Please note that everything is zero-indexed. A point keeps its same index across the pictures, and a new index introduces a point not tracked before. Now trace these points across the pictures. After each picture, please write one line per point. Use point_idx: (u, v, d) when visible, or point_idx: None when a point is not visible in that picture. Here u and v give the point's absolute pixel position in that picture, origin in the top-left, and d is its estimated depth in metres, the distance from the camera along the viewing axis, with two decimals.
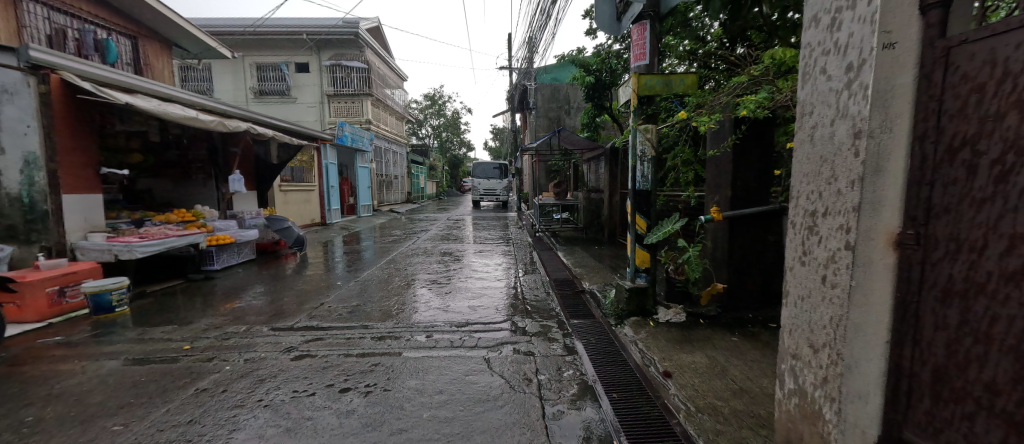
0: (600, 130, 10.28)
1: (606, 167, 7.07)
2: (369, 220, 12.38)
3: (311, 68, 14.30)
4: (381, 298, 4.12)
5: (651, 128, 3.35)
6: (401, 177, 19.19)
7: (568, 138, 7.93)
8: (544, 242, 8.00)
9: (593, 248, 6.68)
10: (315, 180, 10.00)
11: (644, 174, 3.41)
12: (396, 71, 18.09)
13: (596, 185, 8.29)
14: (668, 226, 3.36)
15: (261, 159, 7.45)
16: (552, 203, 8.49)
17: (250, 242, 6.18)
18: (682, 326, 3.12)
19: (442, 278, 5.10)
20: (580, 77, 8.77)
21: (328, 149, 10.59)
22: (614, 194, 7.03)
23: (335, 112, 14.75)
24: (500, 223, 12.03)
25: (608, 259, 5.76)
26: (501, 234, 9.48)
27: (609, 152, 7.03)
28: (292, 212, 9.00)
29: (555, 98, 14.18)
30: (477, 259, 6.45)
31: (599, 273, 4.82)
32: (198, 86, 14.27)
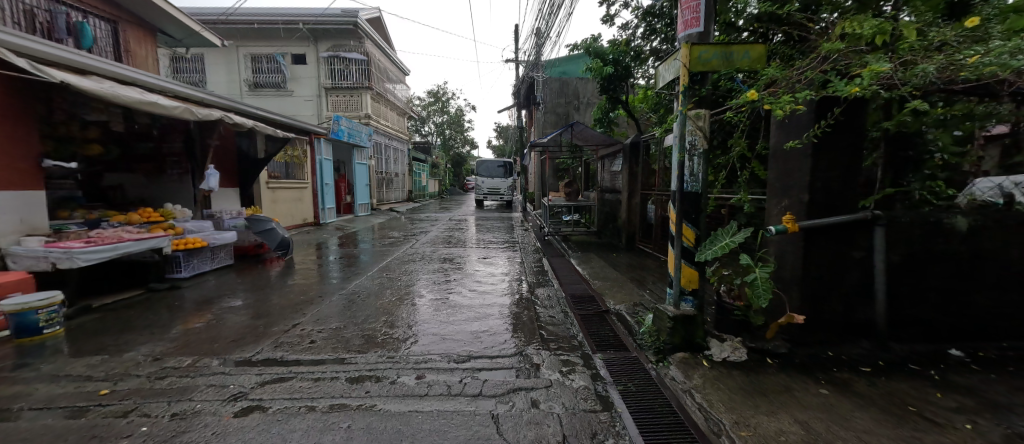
0: (613, 126, 9.70)
1: (625, 165, 6.39)
2: (366, 220, 11.74)
3: (308, 60, 13.67)
4: (366, 318, 3.45)
5: (704, 115, 2.64)
6: (401, 175, 18.54)
7: (581, 133, 7.22)
8: (554, 246, 7.32)
9: (610, 256, 5.97)
10: (308, 177, 9.34)
11: (693, 172, 2.70)
12: (398, 65, 17.47)
13: (610, 185, 7.61)
14: (723, 240, 2.65)
15: (245, 154, 6.80)
16: (562, 204, 7.81)
17: (226, 246, 5.51)
18: (746, 369, 2.41)
19: (439, 291, 4.38)
20: (597, 68, 8.12)
21: (322, 144, 9.93)
22: (634, 195, 6.35)
23: (333, 106, 14.10)
24: (505, 224, 11.38)
25: (631, 269, 5.05)
26: (506, 237, 8.82)
27: (629, 148, 6.34)
28: (282, 212, 8.33)
29: (563, 93, 13.54)
30: (479, 266, 5.73)
31: (624, 289, 4.12)
32: (190, 78, 13.65)
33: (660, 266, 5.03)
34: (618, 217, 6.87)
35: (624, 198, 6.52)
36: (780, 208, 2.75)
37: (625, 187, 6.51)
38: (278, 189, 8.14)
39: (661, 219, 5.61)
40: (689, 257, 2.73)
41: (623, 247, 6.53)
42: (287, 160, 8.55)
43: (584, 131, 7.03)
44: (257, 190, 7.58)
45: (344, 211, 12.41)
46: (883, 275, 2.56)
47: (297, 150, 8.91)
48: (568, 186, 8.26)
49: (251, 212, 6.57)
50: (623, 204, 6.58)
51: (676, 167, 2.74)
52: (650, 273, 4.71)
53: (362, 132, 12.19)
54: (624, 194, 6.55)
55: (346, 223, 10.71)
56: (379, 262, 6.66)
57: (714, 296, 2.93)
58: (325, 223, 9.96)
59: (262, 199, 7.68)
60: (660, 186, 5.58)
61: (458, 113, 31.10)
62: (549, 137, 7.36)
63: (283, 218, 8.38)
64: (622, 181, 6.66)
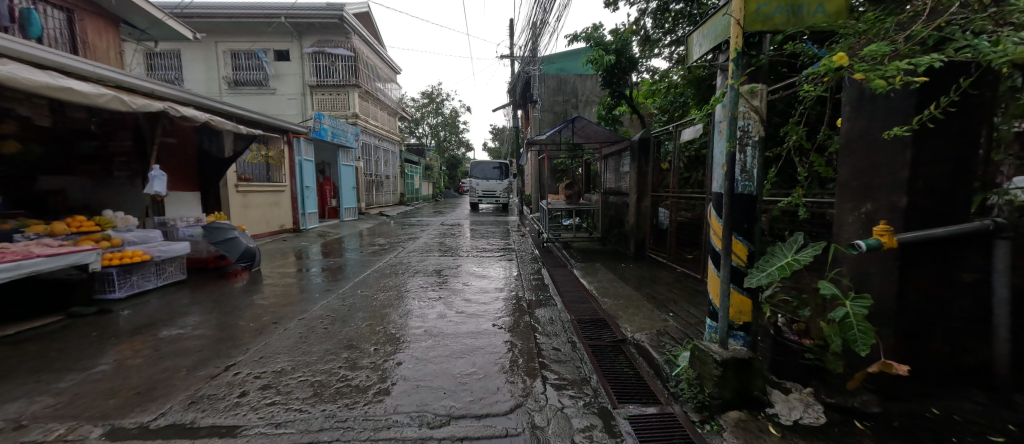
0: (616, 124, 9.10)
1: (634, 164, 5.71)
2: (353, 225, 10.99)
3: (292, 56, 12.97)
4: (324, 354, 2.73)
5: (760, 91, 1.98)
6: (393, 177, 17.78)
7: (581, 130, 6.54)
8: (555, 254, 6.62)
9: (619, 266, 5.27)
10: (286, 180, 8.59)
11: (745, 167, 2.03)
12: (389, 63, 16.81)
13: (615, 186, 6.92)
14: (783, 258, 1.97)
15: (206, 154, 6.06)
16: (563, 208, 7.13)
17: (178, 259, 4.81)
18: (832, 441, 1.73)
19: (420, 313, 3.66)
20: (599, 59, 7.66)
21: (303, 143, 9.20)
22: (644, 197, 5.67)
23: (318, 104, 13.37)
24: (500, 229, 10.68)
25: (645, 283, 4.35)
26: (501, 243, 8.12)
27: (637, 145, 5.65)
28: (256, 218, 7.58)
29: (561, 90, 12.91)
30: (470, 279, 5.01)
31: (642, 310, 3.43)
32: (166, 75, 12.88)
33: (679, 280, 4.34)
34: (625, 222, 6.20)
35: (633, 201, 5.83)
36: (859, 216, 2.09)
37: (633, 189, 5.83)
38: (250, 192, 7.39)
39: (677, 224, 4.92)
40: (741, 281, 2.06)
41: (632, 256, 5.83)
42: (261, 160, 7.80)
43: (586, 127, 6.35)
44: (225, 193, 6.83)
45: (329, 215, 11.66)
46: (1009, 306, 1.89)
47: (273, 150, 8.17)
48: (568, 188, 7.57)
49: (213, 219, 5.85)
50: (631, 207, 5.89)
51: (724, 162, 2.06)
52: (670, 288, 4.00)
53: (348, 132, 11.46)
54: (631, 197, 5.86)
55: (330, 229, 9.96)
56: (360, 274, 5.92)
57: (770, 329, 2.25)
58: (306, 229, 9.20)
59: (232, 203, 6.92)
60: (675, 187, 4.90)
61: (452, 114, 30.41)
62: (548, 133, 6.61)
63: (257, 224, 7.62)
64: (630, 182, 5.98)
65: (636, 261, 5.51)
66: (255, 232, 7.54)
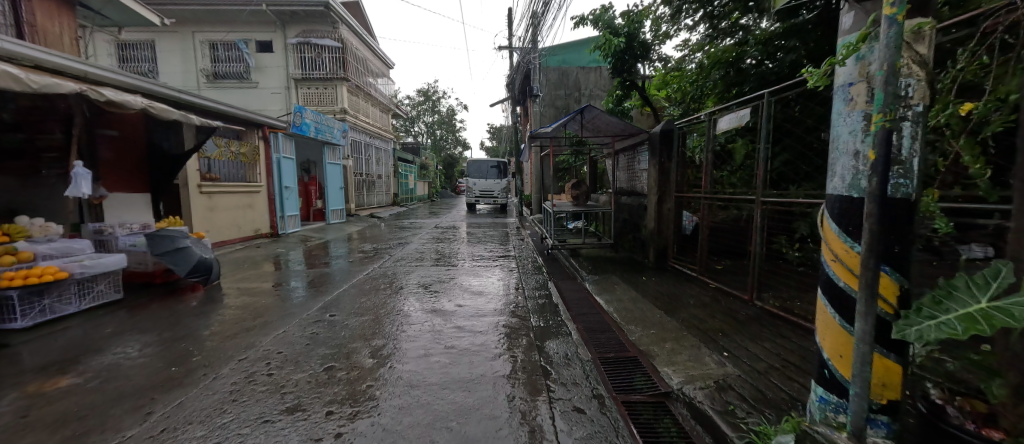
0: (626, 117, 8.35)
1: (654, 160, 4.93)
2: (340, 228, 10.17)
3: (275, 47, 12.17)
4: (254, 427, 1.92)
5: (934, 31, 1.21)
6: (385, 176, 16.95)
7: (591, 123, 5.73)
8: (561, 263, 5.82)
9: (639, 278, 4.48)
10: (262, 179, 7.76)
11: (897, 155, 1.26)
12: (381, 56, 16.00)
13: (628, 185, 6.15)
14: (971, 304, 1.19)
15: (158, 149, 5.24)
16: (568, 210, 6.36)
17: (112, 274, 4.00)
18: None
19: (396, 349, 2.85)
20: (607, 44, 6.89)
21: (282, 139, 8.37)
22: (665, 199, 4.89)
23: (303, 99, 12.51)
24: (499, 232, 9.90)
25: (676, 302, 3.56)
26: (500, 250, 7.34)
27: (658, 138, 4.86)
28: (224, 222, 6.75)
29: (563, 83, 12.15)
30: (464, 295, 4.22)
31: (686, 347, 2.64)
32: (139, 67, 12.07)
33: (720, 299, 3.55)
34: (642, 226, 5.41)
35: (652, 202, 5.04)
36: None
37: (652, 189, 5.04)
38: (217, 194, 6.56)
39: (710, 229, 4.12)
40: (889, 336, 1.29)
41: (651, 266, 5.03)
42: (231, 158, 6.96)
43: (596, 118, 5.57)
44: (185, 194, 6.00)
45: (315, 217, 10.84)
46: None
47: (246, 146, 7.32)
48: (574, 188, 6.76)
49: (166, 224, 5.06)
50: (650, 210, 5.10)
51: (868, 147, 1.28)
52: (712, 313, 3.21)
53: (335, 127, 10.61)
54: (650, 198, 5.07)
55: (312, 233, 9.12)
56: (339, 285, 5.11)
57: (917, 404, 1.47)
58: (286, 233, 8.37)
59: (193, 206, 6.09)
60: (707, 186, 4.08)
61: (448, 112, 29.62)
62: (553, 126, 5.68)
63: (226, 229, 6.79)
64: (648, 180, 5.18)
65: (658, 272, 4.72)
66: (223, 238, 6.72)
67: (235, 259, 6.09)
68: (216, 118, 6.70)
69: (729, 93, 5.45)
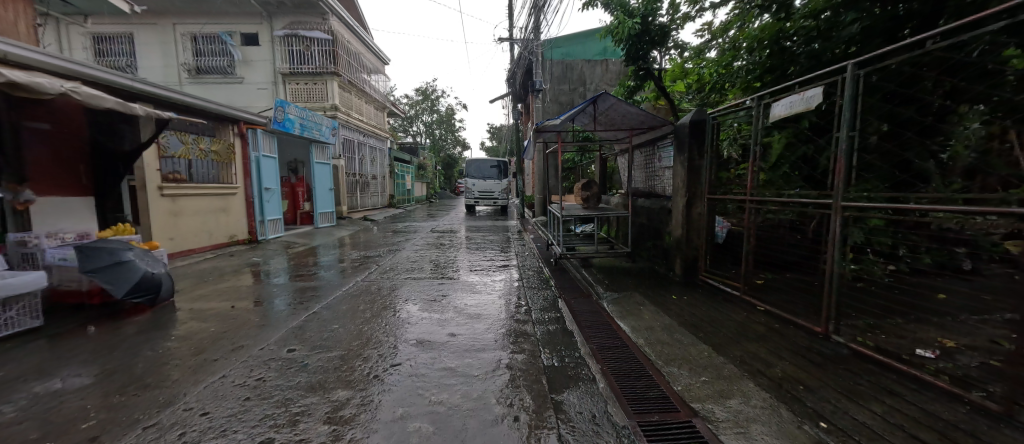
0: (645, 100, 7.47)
1: (683, 155, 4.20)
2: (328, 233, 9.44)
3: (261, 40, 11.49)
4: None
5: None
6: (380, 177, 16.20)
7: (604, 114, 5.02)
8: (571, 275, 5.08)
9: (668, 296, 3.74)
10: (238, 180, 7.03)
11: None
12: (375, 51, 15.29)
13: (646, 185, 5.42)
14: None
15: (102, 146, 4.51)
16: (578, 214, 5.63)
17: (27, 296, 3.28)
18: None
19: (362, 407, 2.11)
20: (621, 28, 6.15)
21: (262, 136, 7.63)
22: (695, 202, 4.15)
23: (291, 95, 11.77)
24: (499, 236, 9.20)
25: (725, 333, 2.81)
26: (502, 257, 6.62)
27: (687, 130, 4.12)
28: (191, 228, 6.01)
29: (567, 78, 11.45)
30: (459, 319, 3.49)
31: (761, 409, 1.91)
32: (115, 61, 11.37)
33: (779, 329, 2.81)
34: (666, 233, 4.67)
35: (678, 205, 4.30)
36: None
37: (678, 191, 4.30)
38: (182, 196, 5.84)
39: (757, 240, 3.37)
40: None
41: (678, 280, 4.29)
42: (199, 157, 6.23)
43: (612, 109, 4.78)
44: (142, 197, 5.27)
45: (302, 221, 10.10)
46: None
47: (218, 143, 6.58)
48: (583, 190, 6.02)
49: (113, 233, 4.36)
50: (676, 214, 4.36)
51: None
52: (777, 351, 2.48)
53: (323, 124, 9.87)
54: (676, 201, 4.33)
55: (297, 238, 8.39)
56: (315, 296, 4.37)
57: None
58: (267, 239, 7.63)
59: (153, 210, 5.37)
60: (751, 186, 3.34)
61: (447, 111, 28.94)
62: (563, 118, 4.83)
63: (193, 236, 6.06)
64: (673, 180, 4.45)
65: (689, 288, 3.97)
66: (191, 246, 5.99)
67: (199, 271, 5.35)
68: (181, 112, 5.98)
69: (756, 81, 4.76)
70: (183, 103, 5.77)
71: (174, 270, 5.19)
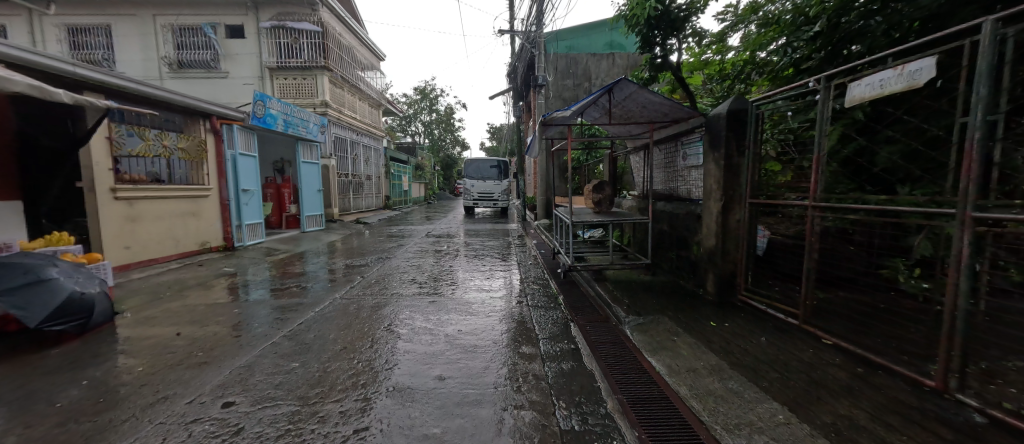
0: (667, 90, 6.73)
1: (718, 151, 3.53)
2: (316, 238, 8.77)
3: (247, 32, 10.86)
4: None
5: None
6: (375, 178, 15.53)
7: (621, 105, 4.36)
8: (582, 290, 4.41)
9: (705, 322, 3.07)
10: (210, 180, 6.36)
11: None
12: (370, 46, 14.66)
13: (668, 186, 4.75)
14: None
15: None
16: (589, 220, 4.95)
17: None
18: None
19: None
20: (638, 7, 5.48)
21: (239, 132, 6.95)
22: (733, 208, 3.48)
23: (278, 90, 11.09)
24: (500, 242, 8.53)
25: (796, 383, 2.14)
26: (503, 267, 5.94)
27: (723, 121, 3.44)
28: (153, 235, 5.35)
29: (571, 72, 10.79)
30: (452, 352, 2.81)
31: None
32: (91, 55, 10.73)
33: (868, 379, 2.14)
34: (694, 244, 4.00)
35: (711, 210, 3.63)
36: None
37: (711, 194, 3.63)
38: (141, 200, 5.18)
39: (819, 256, 2.70)
40: None
41: (711, 300, 3.63)
42: (162, 155, 5.56)
43: (631, 98, 4.11)
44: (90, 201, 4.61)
45: (288, 225, 9.43)
46: None
47: (185, 140, 5.90)
48: (595, 192, 5.32)
49: (45, 243, 3.73)
50: (708, 221, 3.69)
51: None
52: (881, 418, 1.80)
53: (310, 121, 9.20)
54: (709, 205, 3.66)
55: (280, 244, 7.71)
56: (281, 316, 3.70)
57: None
58: (245, 246, 6.96)
59: (104, 216, 4.71)
60: (813, 190, 2.67)
61: (446, 110, 28.30)
62: (574, 108, 4.16)
63: (157, 244, 5.40)
64: (704, 180, 3.78)
65: (729, 311, 3.30)
66: (153, 255, 5.33)
67: (157, 285, 4.69)
68: (141, 104, 5.30)
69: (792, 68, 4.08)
70: (141, 94, 5.12)
71: (126, 284, 4.52)
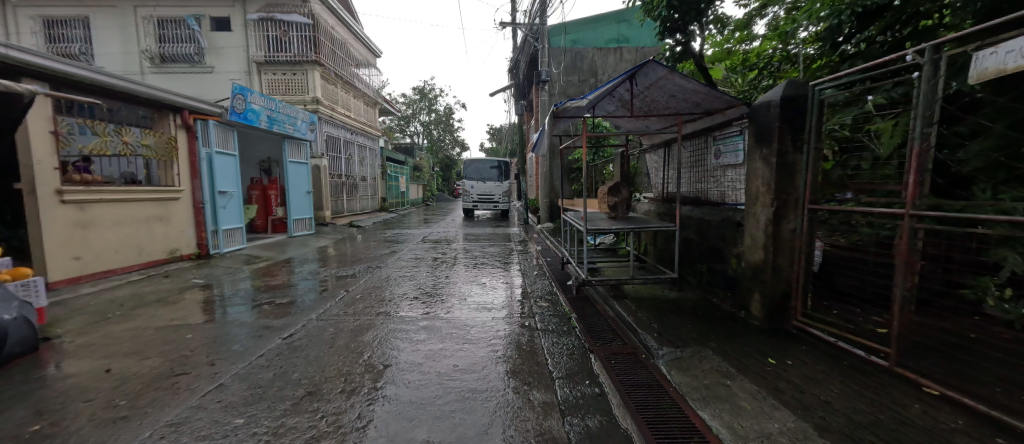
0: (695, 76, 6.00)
1: (766, 147, 2.93)
2: (304, 243, 8.15)
3: (234, 24, 10.27)
4: None
5: None
6: (370, 179, 14.92)
7: (644, 93, 3.73)
8: (599, 309, 3.80)
9: (762, 359, 2.46)
10: (182, 181, 5.76)
11: None
12: (365, 42, 14.09)
13: (696, 188, 4.14)
14: None
15: None
16: (604, 227, 4.34)
17: None
18: None
19: None
20: None
21: (217, 129, 6.36)
22: (787, 215, 2.87)
23: (266, 86, 10.48)
24: (501, 248, 7.92)
25: None
26: (506, 277, 5.32)
27: (775, 111, 2.84)
28: (110, 242, 4.75)
29: (576, 68, 10.22)
30: (446, 401, 2.20)
31: None
32: (67, 48, 10.11)
33: None
34: (733, 257, 3.39)
35: (759, 218, 3.01)
36: None
37: (758, 199, 3.02)
38: (96, 204, 4.57)
39: (918, 279, 2.09)
40: None
41: (759, 325, 3.01)
42: (123, 153, 4.96)
43: (657, 86, 3.51)
44: (31, 205, 4.00)
45: (275, 229, 8.77)
46: None
47: (150, 135, 5.29)
48: (610, 195, 4.70)
49: None
50: (754, 231, 3.07)
51: None
52: None
53: (298, 118, 8.61)
54: (756, 212, 3.05)
55: (262, 250, 7.10)
56: (242, 343, 3.07)
57: None
58: (222, 253, 6.35)
59: (48, 222, 4.11)
60: (909, 193, 2.06)
61: (445, 111, 27.77)
62: (591, 98, 3.56)
63: (115, 253, 4.80)
64: (748, 182, 3.17)
65: (786, 342, 2.68)
66: (110, 266, 4.72)
67: (108, 302, 4.07)
68: (88, 92, 4.61)
69: (835, 50, 3.53)
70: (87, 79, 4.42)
71: (71, 302, 3.91)
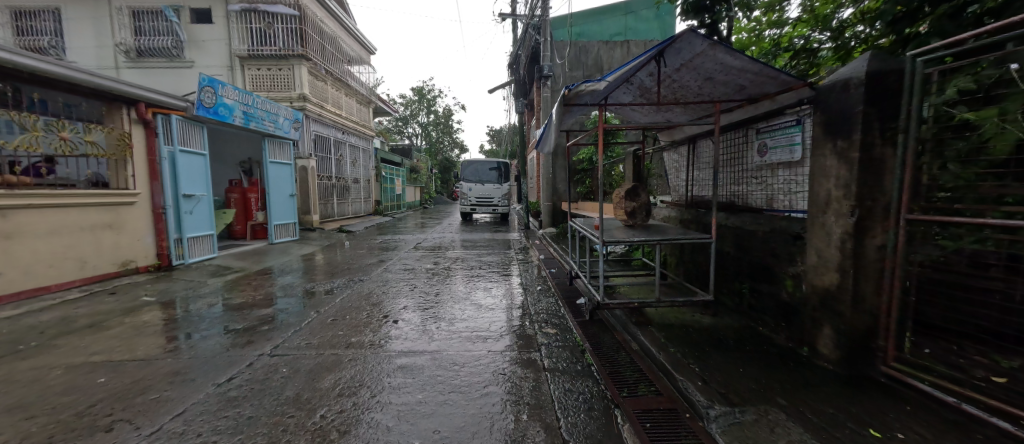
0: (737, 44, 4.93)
1: (843, 139, 2.26)
2: (285, 251, 7.49)
3: (215, 16, 9.63)
4: None
5: None
6: (364, 182, 14.27)
7: (674, 75, 3.04)
8: (619, 340, 3.12)
9: (859, 430, 1.78)
10: (139, 184, 5.10)
11: None
12: (359, 38, 13.47)
13: (733, 192, 3.48)
14: None
15: None
16: (621, 238, 3.65)
17: None
18: None
19: None
20: None
21: (183, 125, 5.70)
22: (873, 228, 2.20)
23: (250, 82, 9.81)
24: (500, 256, 7.25)
25: None
26: (505, 293, 4.63)
27: (860, 90, 2.16)
28: (43, 255, 4.08)
29: (581, 63, 9.60)
30: None
31: None
32: (36, 41, 9.45)
33: None
34: (789, 278, 2.71)
35: (832, 231, 2.33)
36: None
37: (830, 205, 2.34)
38: (23, 210, 3.91)
39: None
40: None
41: (832, 370, 2.33)
42: (61, 151, 4.30)
43: (693, 65, 2.84)
44: None
45: (255, 235, 8.16)
46: None
47: (97, 130, 4.63)
48: (627, 199, 4.02)
49: None
50: (823, 247, 2.39)
51: None
52: None
53: (280, 115, 7.95)
54: (827, 223, 2.37)
55: (236, 259, 6.44)
56: (166, 390, 2.38)
57: None
58: (187, 264, 5.67)
59: None
60: None
61: (444, 112, 27.21)
62: (611, 80, 2.86)
63: (49, 267, 4.14)
64: (813, 184, 2.50)
65: (882, 401, 1.99)
66: (42, 283, 4.08)
67: (28, 327, 3.40)
68: (10, 78, 3.87)
69: None
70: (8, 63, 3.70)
71: None
